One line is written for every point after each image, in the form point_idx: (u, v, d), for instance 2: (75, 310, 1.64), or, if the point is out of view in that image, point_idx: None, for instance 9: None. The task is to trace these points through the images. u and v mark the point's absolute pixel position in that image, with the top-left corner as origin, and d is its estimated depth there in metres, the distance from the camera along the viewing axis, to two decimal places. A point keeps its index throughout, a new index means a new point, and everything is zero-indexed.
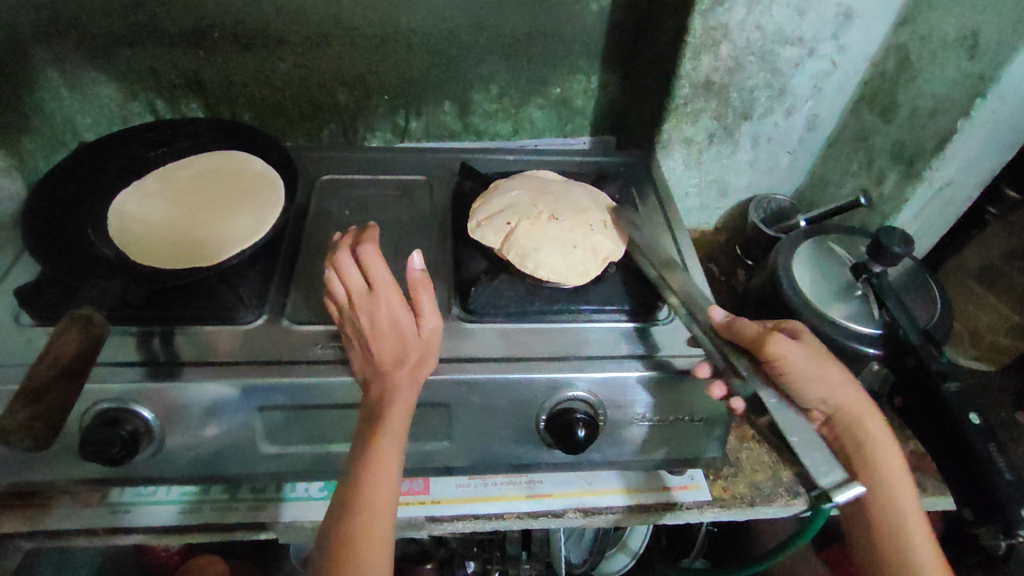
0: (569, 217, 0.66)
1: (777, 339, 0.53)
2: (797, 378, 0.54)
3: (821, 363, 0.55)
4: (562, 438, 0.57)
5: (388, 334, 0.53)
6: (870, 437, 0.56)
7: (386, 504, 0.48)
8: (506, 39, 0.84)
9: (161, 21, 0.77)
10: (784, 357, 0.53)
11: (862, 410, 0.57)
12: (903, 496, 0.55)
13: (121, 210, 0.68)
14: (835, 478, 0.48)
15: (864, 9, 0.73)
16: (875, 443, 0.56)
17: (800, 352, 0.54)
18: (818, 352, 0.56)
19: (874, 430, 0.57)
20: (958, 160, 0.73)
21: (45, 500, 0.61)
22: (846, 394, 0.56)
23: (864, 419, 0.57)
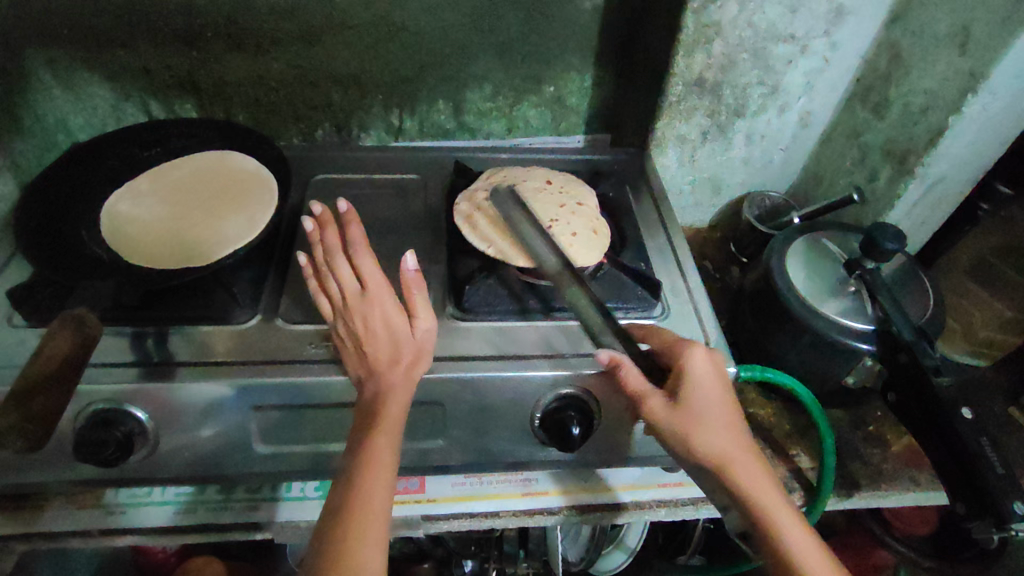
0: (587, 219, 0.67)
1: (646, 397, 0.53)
2: (671, 438, 0.53)
3: (693, 415, 0.52)
4: (558, 436, 0.57)
5: (383, 334, 0.54)
6: (749, 492, 0.50)
7: (381, 510, 0.48)
8: (500, 38, 0.84)
9: (153, 21, 0.76)
10: (654, 417, 0.53)
11: (741, 462, 0.51)
12: (804, 558, 0.48)
13: (114, 210, 0.68)
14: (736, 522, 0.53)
15: (856, 6, 0.73)
16: (755, 497, 0.50)
17: (672, 409, 0.52)
18: (694, 402, 0.53)
19: (749, 484, 0.51)
20: (950, 156, 0.73)
21: (40, 501, 0.60)
22: (720, 446, 0.52)
23: (742, 471, 0.51)
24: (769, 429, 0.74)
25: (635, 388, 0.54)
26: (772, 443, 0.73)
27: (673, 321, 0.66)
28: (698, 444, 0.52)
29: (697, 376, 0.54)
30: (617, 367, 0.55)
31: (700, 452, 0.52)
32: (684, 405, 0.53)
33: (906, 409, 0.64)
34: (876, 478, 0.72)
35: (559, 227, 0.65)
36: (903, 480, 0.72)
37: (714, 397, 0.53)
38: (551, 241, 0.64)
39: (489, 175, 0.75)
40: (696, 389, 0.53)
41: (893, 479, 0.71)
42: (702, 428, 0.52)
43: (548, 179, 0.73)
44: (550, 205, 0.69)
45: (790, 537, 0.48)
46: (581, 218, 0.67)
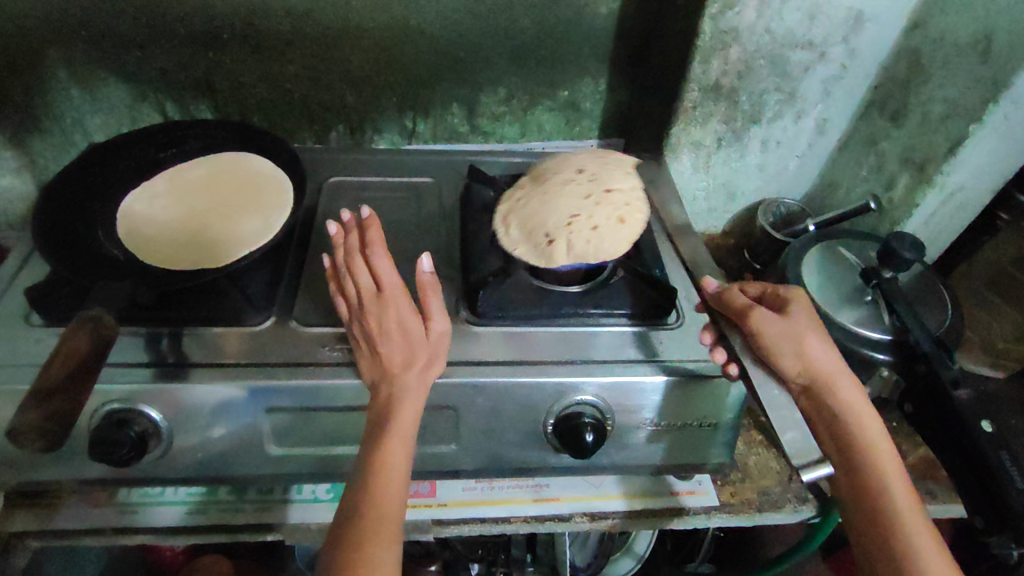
0: (613, 212, 0.66)
1: (758, 313, 0.54)
2: (781, 351, 0.53)
3: (804, 331, 0.54)
4: (572, 442, 0.57)
5: (395, 336, 0.54)
6: (847, 409, 0.52)
7: (398, 506, 0.48)
8: (515, 41, 0.84)
9: (170, 23, 0.77)
10: (764, 329, 0.53)
11: (843, 380, 0.53)
12: (895, 478, 0.50)
13: (130, 210, 0.68)
14: (808, 458, 0.48)
15: (876, 12, 0.72)
16: (859, 413, 0.52)
17: (783, 325, 0.54)
18: (803, 322, 0.55)
19: (849, 399, 0.52)
20: (970, 164, 0.73)
21: (53, 499, 0.61)
22: (827, 363, 0.53)
23: (846, 389, 0.53)
24: None
25: (742, 303, 0.56)
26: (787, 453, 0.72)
27: (687, 328, 0.65)
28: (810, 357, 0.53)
29: (801, 305, 0.56)
30: (725, 293, 0.58)
31: (809, 364, 0.52)
32: (795, 324, 0.54)
33: (923, 421, 0.63)
34: None
35: (584, 222, 0.64)
36: (919, 492, 0.71)
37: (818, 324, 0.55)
38: (577, 238, 0.63)
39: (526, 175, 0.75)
40: (801, 313, 0.55)
41: None
42: (814, 342, 0.53)
43: (580, 167, 0.71)
44: (576, 197, 0.67)
45: (881, 454, 0.51)
46: (605, 209, 0.65)
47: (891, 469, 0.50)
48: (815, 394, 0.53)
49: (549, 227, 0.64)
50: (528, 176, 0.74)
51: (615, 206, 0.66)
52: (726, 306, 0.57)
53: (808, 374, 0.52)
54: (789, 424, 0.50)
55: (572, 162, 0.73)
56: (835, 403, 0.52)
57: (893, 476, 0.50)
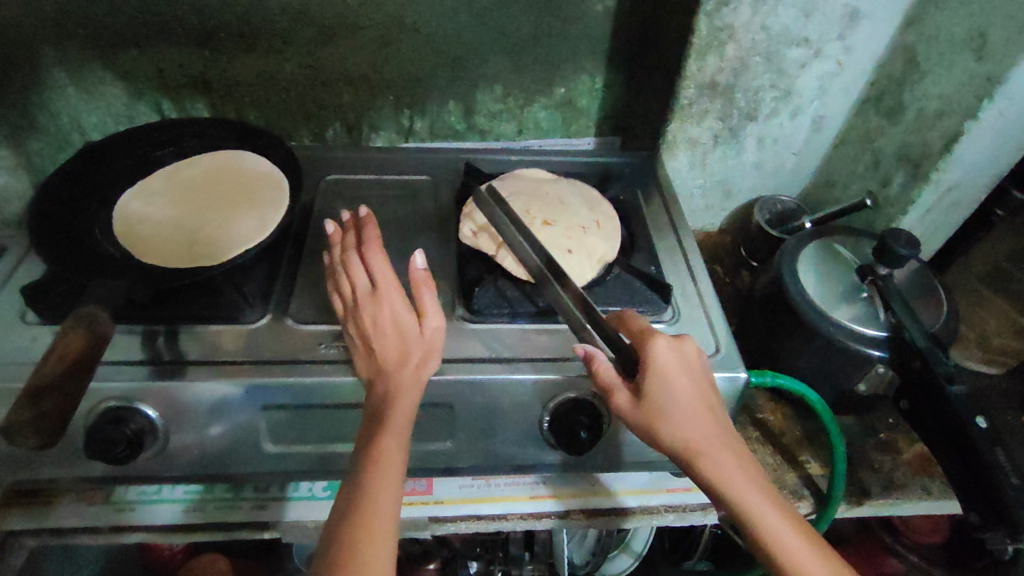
0: (568, 203, 0.72)
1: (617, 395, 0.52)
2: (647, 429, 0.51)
3: (668, 399, 0.51)
4: (568, 439, 0.57)
5: (390, 334, 0.54)
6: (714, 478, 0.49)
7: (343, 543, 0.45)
8: (511, 39, 0.84)
9: (167, 21, 0.77)
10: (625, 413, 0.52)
11: (714, 455, 0.49)
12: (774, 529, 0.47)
13: (126, 208, 0.68)
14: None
15: (871, 9, 0.72)
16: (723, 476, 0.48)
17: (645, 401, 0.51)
18: (661, 395, 0.51)
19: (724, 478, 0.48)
20: (964, 161, 0.73)
21: (50, 497, 0.61)
22: (696, 440, 0.50)
23: (718, 466, 0.49)
24: (778, 435, 0.74)
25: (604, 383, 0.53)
26: (784, 449, 0.72)
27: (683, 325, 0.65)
28: (667, 431, 0.50)
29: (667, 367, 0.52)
30: (591, 360, 0.53)
31: (677, 442, 0.50)
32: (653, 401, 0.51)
33: (920, 417, 0.63)
34: (887, 486, 0.71)
35: (568, 224, 0.69)
36: (915, 488, 0.71)
37: (677, 389, 0.51)
38: (584, 236, 0.68)
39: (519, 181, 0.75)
40: (659, 379, 0.51)
41: (905, 487, 0.71)
42: (665, 415, 0.51)
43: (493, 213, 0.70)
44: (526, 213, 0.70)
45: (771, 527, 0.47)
46: (554, 200, 0.72)
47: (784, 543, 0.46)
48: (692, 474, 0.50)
49: (562, 244, 0.66)
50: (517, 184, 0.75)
51: (561, 199, 0.73)
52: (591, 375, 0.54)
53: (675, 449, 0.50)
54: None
55: (508, 189, 0.74)
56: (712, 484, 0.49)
57: (787, 534, 0.46)
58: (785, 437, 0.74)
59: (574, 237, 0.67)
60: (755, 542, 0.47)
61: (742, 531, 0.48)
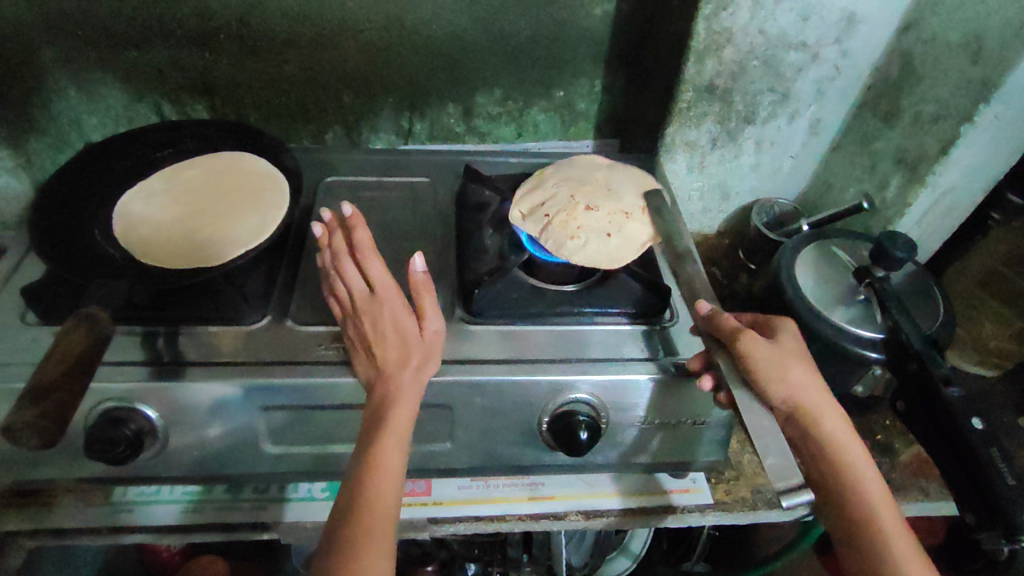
0: (614, 187, 0.72)
1: (748, 336, 0.53)
2: (771, 373, 0.52)
3: (795, 356, 0.54)
4: (567, 440, 0.57)
5: (391, 337, 0.54)
6: (832, 437, 0.51)
7: (395, 500, 0.49)
8: (510, 42, 0.84)
9: (167, 22, 0.77)
10: (755, 355, 0.52)
11: (827, 410, 0.52)
12: (879, 498, 0.49)
13: (126, 210, 0.68)
14: (790, 482, 0.46)
15: (868, 13, 0.73)
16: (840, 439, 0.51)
17: (773, 353, 0.53)
18: (790, 351, 0.54)
19: (835, 430, 0.51)
20: (960, 165, 0.73)
21: (48, 497, 0.61)
22: (813, 393, 0.52)
23: (832, 419, 0.52)
24: None
25: (733, 326, 0.54)
26: None
27: (681, 327, 0.66)
28: (795, 384, 0.52)
29: (789, 334, 0.56)
30: (715, 315, 0.56)
31: (798, 387, 0.52)
32: (785, 352, 0.53)
33: (916, 418, 0.63)
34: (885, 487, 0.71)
35: (611, 209, 0.68)
36: (912, 489, 0.71)
37: (804, 353, 0.55)
38: (626, 222, 0.67)
39: (561, 170, 0.74)
40: (789, 342, 0.55)
41: (901, 488, 0.71)
42: (799, 369, 0.53)
43: (537, 202, 0.70)
44: (571, 198, 0.69)
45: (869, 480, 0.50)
46: (601, 183, 0.72)
47: (879, 495, 0.49)
48: (801, 429, 0.52)
49: (602, 227, 0.66)
50: (559, 172, 0.74)
51: (609, 181, 0.73)
52: (715, 330, 0.56)
53: (792, 403, 0.52)
54: (773, 448, 0.48)
55: (555, 178, 0.74)
56: (821, 435, 0.51)
57: (886, 505, 0.49)
58: None
59: (615, 222, 0.67)
60: (856, 502, 0.49)
61: (839, 492, 0.50)
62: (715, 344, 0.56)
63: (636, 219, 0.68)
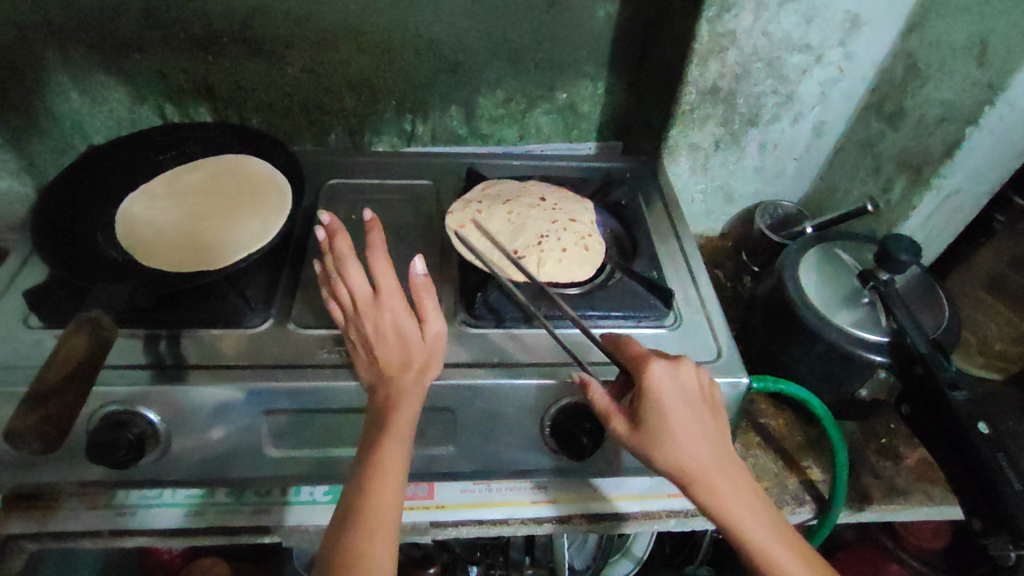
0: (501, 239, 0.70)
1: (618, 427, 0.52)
2: (647, 454, 0.51)
3: (675, 424, 0.50)
4: (569, 445, 0.58)
5: (392, 340, 0.54)
6: (716, 506, 0.49)
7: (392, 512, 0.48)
8: (512, 45, 0.84)
9: (170, 25, 0.77)
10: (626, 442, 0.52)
11: (712, 476, 0.49)
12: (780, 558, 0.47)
13: (128, 213, 0.68)
14: None
15: (872, 16, 0.72)
16: (727, 508, 0.49)
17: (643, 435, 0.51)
18: (660, 423, 0.50)
19: (720, 504, 0.49)
20: (966, 167, 0.73)
21: (50, 501, 0.61)
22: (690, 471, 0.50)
23: (713, 486, 0.49)
24: (780, 440, 0.74)
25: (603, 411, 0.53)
26: (785, 454, 0.72)
27: (684, 331, 0.65)
28: (667, 464, 0.50)
29: (661, 393, 0.51)
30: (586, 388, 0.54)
31: (677, 464, 0.50)
32: (657, 432, 0.50)
33: (921, 421, 0.63)
34: (889, 491, 0.71)
35: (531, 247, 0.68)
36: (917, 494, 0.71)
37: (678, 417, 0.50)
38: (542, 254, 0.67)
39: (471, 212, 0.73)
40: (659, 407, 0.51)
41: (906, 493, 0.71)
42: (671, 445, 0.50)
43: (542, 196, 0.76)
44: (529, 215, 0.72)
45: (772, 548, 0.48)
46: (471, 233, 0.70)
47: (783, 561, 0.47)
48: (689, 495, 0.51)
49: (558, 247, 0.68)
50: (474, 212, 0.73)
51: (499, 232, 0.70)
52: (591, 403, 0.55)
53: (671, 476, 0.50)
54: None
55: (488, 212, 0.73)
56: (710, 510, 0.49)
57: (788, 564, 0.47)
58: (788, 442, 0.74)
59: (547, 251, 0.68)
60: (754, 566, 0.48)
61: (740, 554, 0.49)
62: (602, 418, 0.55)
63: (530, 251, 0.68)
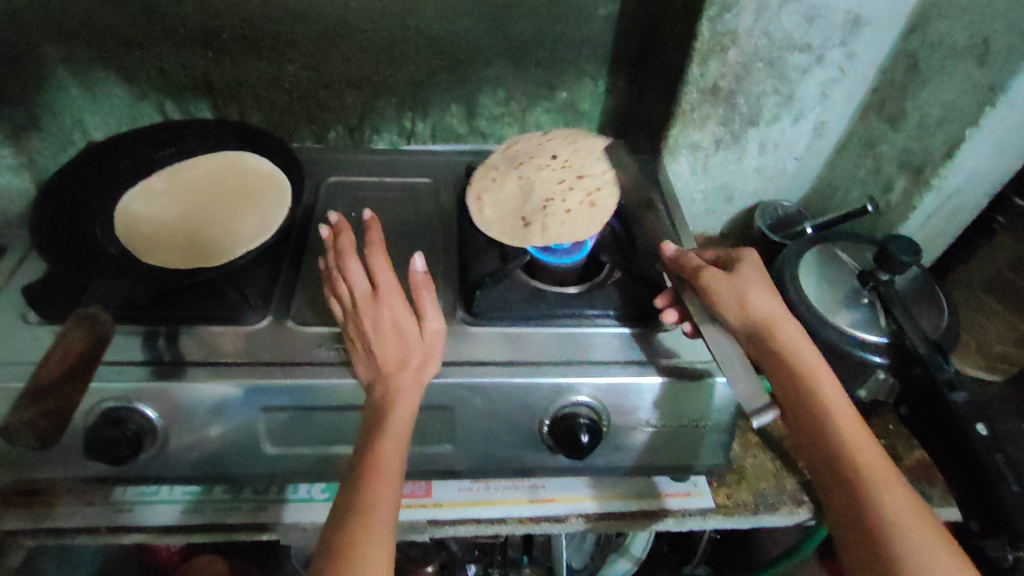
0: (510, 202, 0.71)
1: (707, 272, 0.59)
2: (723, 301, 0.57)
3: (757, 285, 0.58)
4: (568, 443, 0.56)
5: (392, 337, 0.54)
6: (787, 346, 0.54)
7: (390, 506, 0.48)
8: (513, 43, 0.84)
9: (169, 21, 0.77)
10: (712, 286, 0.58)
11: (781, 321, 0.56)
12: (833, 395, 0.51)
13: (127, 209, 0.68)
14: (759, 404, 0.48)
15: (873, 16, 0.72)
16: (796, 348, 0.54)
17: (731, 282, 0.58)
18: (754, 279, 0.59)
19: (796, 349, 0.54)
20: (966, 168, 0.73)
21: (48, 497, 0.61)
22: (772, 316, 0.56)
23: (785, 328, 0.55)
24: (779, 440, 0.74)
25: (696, 266, 0.60)
26: (783, 454, 0.72)
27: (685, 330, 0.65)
28: (752, 302, 0.56)
29: (750, 263, 0.60)
30: (682, 257, 0.62)
31: (753, 309, 0.56)
32: (747, 281, 0.58)
33: (919, 424, 0.63)
34: None
35: (537, 205, 0.70)
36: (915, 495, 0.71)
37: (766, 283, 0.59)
38: (550, 215, 0.69)
39: (482, 175, 0.75)
40: (749, 268, 0.60)
41: None
42: (755, 291, 0.57)
43: (554, 153, 0.76)
44: (538, 175, 0.73)
45: (822, 381, 0.52)
46: (485, 202, 0.72)
47: (833, 393, 0.51)
48: (757, 338, 0.55)
49: (565, 207, 0.70)
50: (485, 176, 0.75)
51: (509, 195, 0.72)
52: (681, 270, 0.62)
53: (748, 317, 0.56)
54: (740, 375, 0.51)
55: (499, 173, 0.75)
56: (776, 344, 0.54)
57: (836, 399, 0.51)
58: (786, 442, 0.73)
59: (554, 211, 0.69)
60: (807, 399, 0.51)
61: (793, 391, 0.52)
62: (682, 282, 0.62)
63: (537, 214, 0.69)
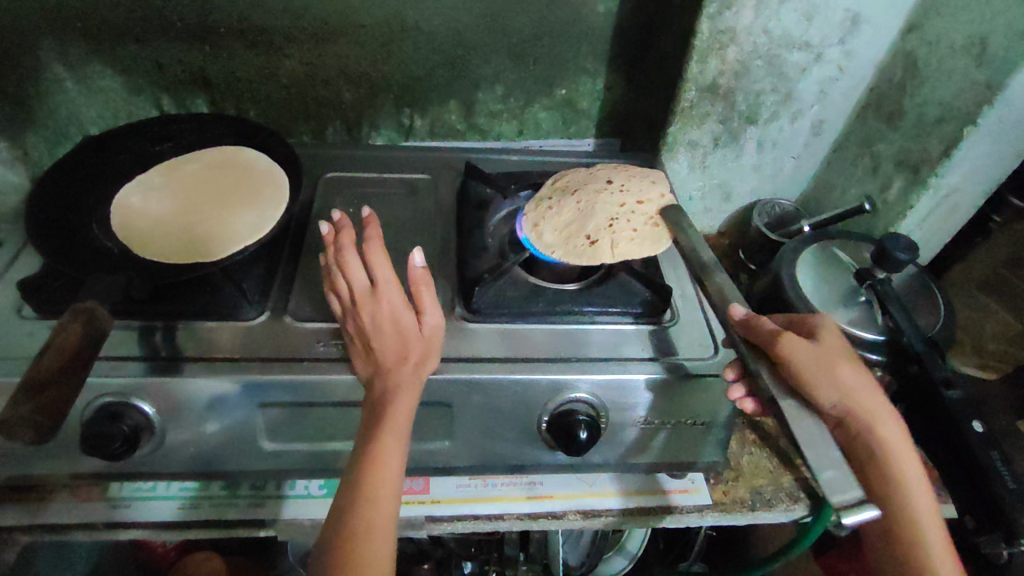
0: (569, 224, 0.67)
1: (788, 337, 0.47)
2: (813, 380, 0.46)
3: (848, 362, 0.49)
4: (565, 439, 0.56)
5: (390, 332, 0.53)
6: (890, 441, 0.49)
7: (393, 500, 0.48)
8: (512, 40, 0.84)
9: (166, 15, 0.76)
10: (793, 355, 0.47)
11: (882, 413, 0.50)
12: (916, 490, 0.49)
13: (123, 202, 0.68)
14: (846, 496, 0.39)
15: (871, 14, 0.72)
16: (893, 448, 0.49)
17: (814, 355, 0.47)
18: (834, 348, 0.50)
19: (892, 438, 0.49)
20: (962, 167, 0.73)
21: (43, 493, 0.60)
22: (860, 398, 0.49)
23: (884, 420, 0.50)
24: (775, 437, 0.74)
25: (773, 329, 0.48)
26: (781, 452, 0.72)
27: (683, 326, 0.66)
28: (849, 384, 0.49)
29: (828, 330, 0.52)
30: (754, 320, 0.50)
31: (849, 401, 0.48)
32: (833, 352, 0.49)
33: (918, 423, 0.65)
34: None
35: (599, 225, 0.65)
36: None
37: (846, 347, 0.51)
38: (616, 235, 0.64)
39: (534, 201, 0.71)
40: (829, 337, 0.51)
41: None
42: (847, 369, 0.49)
43: (608, 178, 0.72)
44: (594, 196, 0.69)
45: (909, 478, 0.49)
46: (544, 226, 0.67)
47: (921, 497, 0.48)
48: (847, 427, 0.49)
49: (629, 227, 0.65)
50: (538, 201, 0.71)
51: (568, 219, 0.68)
52: (753, 337, 0.50)
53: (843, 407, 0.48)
54: (826, 459, 0.41)
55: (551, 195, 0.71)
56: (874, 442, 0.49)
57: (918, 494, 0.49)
58: (783, 439, 0.74)
59: (618, 231, 0.65)
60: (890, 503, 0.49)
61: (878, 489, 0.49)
62: (754, 351, 0.50)
63: (600, 234, 0.64)
